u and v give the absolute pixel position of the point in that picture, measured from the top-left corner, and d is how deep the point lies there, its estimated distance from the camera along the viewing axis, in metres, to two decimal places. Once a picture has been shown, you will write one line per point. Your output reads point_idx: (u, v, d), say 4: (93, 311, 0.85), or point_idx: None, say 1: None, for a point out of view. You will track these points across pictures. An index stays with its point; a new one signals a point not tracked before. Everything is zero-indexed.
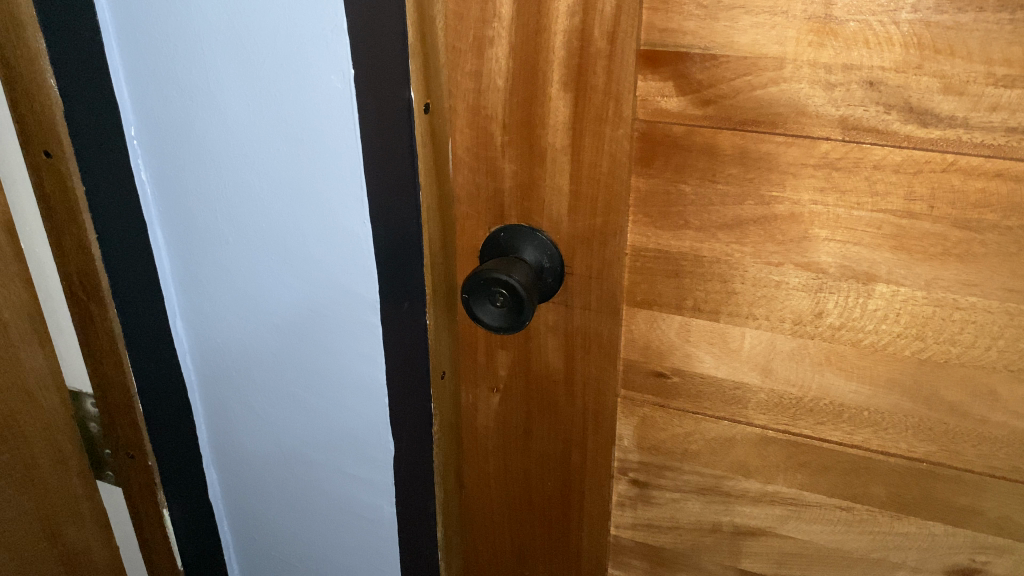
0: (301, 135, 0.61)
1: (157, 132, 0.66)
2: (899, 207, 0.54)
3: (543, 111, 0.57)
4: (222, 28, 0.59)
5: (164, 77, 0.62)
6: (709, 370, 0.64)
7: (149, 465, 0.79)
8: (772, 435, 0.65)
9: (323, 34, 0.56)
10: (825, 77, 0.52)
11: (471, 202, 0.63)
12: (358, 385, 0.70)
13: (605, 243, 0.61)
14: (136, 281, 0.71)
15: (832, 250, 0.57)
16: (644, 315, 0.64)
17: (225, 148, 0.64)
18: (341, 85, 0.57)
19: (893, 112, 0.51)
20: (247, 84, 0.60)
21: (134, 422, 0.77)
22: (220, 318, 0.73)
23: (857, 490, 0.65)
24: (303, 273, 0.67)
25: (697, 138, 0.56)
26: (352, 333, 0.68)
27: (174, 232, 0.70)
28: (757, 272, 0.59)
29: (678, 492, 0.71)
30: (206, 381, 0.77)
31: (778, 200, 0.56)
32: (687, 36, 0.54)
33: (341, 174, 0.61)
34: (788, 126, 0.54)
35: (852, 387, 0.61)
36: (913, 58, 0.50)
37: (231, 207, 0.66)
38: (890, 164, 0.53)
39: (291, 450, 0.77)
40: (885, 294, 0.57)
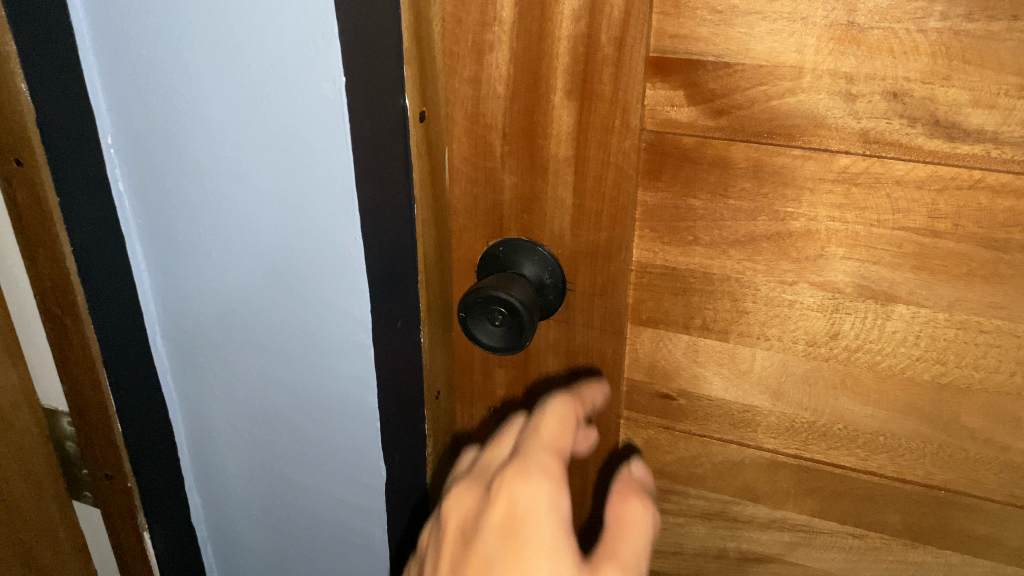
0: (288, 144, 0.54)
1: (138, 140, 0.59)
2: (921, 225, 0.51)
3: (546, 121, 0.54)
4: (200, 27, 0.51)
5: (142, 80, 0.56)
6: (717, 393, 0.61)
7: (129, 487, 0.71)
8: (783, 460, 0.62)
9: (312, 38, 0.49)
10: (845, 88, 0.49)
11: (469, 214, 0.60)
12: (351, 413, 0.63)
13: (610, 259, 0.58)
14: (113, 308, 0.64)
15: (849, 269, 0.54)
16: (649, 334, 0.61)
17: (210, 160, 0.57)
18: (332, 94, 0.50)
19: (917, 125, 0.49)
20: (229, 86, 0.53)
21: (112, 443, 0.69)
22: (205, 340, 0.66)
23: (869, 517, 0.62)
24: (291, 293, 0.60)
25: (708, 150, 0.54)
26: (345, 360, 0.61)
27: (155, 246, 0.63)
28: (769, 291, 0.57)
29: (683, 517, 0.68)
30: (190, 409, 0.71)
31: (793, 216, 0.54)
32: (700, 43, 0.51)
33: (332, 186, 0.54)
34: (805, 139, 0.51)
35: (867, 412, 0.58)
36: (940, 68, 0.47)
37: (215, 223, 0.59)
38: (912, 180, 0.50)
39: (278, 480, 0.71)
40: (905, 316, 0.54)
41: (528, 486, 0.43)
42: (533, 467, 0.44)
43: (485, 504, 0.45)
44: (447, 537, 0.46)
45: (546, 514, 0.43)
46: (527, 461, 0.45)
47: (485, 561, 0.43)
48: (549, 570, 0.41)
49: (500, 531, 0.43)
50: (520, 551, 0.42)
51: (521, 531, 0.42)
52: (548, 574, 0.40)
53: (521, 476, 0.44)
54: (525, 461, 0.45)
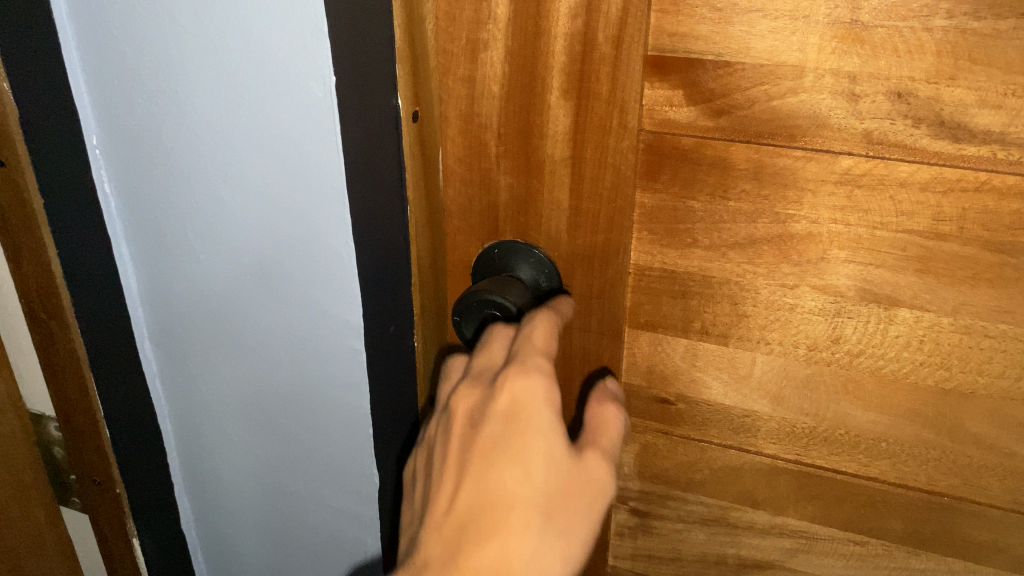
0: (277, 146, 0.52)
1: (126, 140, 0.57)
2: (925, 227, 0.50)
3: (542, 121, 0.53)
4: (185, 27, 0.50)
5: (128, 79, 0.54)
6: (716, 397, 0.60)
7: (117, 493, 0.71)
8: (783, 465, 0.61)
9: (302, 37, 0.48)
10: (848, 87, 0.48)
11: (463, 216, 0.59)
12: (343, 418, 0.62)
13: (608, 261, 0.57)
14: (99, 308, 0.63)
15: (851, 272, 0.53)
16: (647, 338, 0.60)
17: (200, 159, 0.55)
18: (322, 94, 0.49)
19: (922, 126, 0.47)
20: (216, 87, 0.52)
21: (101, 449, 0.69)
22: (196, 345, 0.64)
23: (871, 524, 0.61)
24: (280, 297, 0.58)
25: (707, 151, 0.52)
26: (336, 363, 0.60)
27: (143, 249, 0.62)
28: (770, 294, 0.55)
29: (682, 523, 0.67)
30: (179, 414, 0.69)
31: (794, 218, 0.52)
32: (699, 41, 0.49)
33: (324, 188, 0.53)
34: (807, 140, 0.50)
35: (869, 417, 0.57)
36: (946, 67, 0.45)
37: (206, 224, 0.58)
38: (917, 182, 0.49)
39: (270, 486, 0.69)
40: (908, 320, 0.53)
41: (529, 379, 0.49)
42: (531, 369, 0.49)
43: (486, 397, 0.50)
44: (449, 425, 0.51)
45: (543, 404, 0.48)
46: (525, 362, 0.50)
47: (489, 443, 0.48)
48: (548, 448, 0.48)
49: (503, 419, 0.49)
50: (522, 432, 0.48)
51: (524, 418, 0.48)
52: (546, 446, 0.48)
53: (521, 372, 0.49)
54: (521, 362, 0.50)
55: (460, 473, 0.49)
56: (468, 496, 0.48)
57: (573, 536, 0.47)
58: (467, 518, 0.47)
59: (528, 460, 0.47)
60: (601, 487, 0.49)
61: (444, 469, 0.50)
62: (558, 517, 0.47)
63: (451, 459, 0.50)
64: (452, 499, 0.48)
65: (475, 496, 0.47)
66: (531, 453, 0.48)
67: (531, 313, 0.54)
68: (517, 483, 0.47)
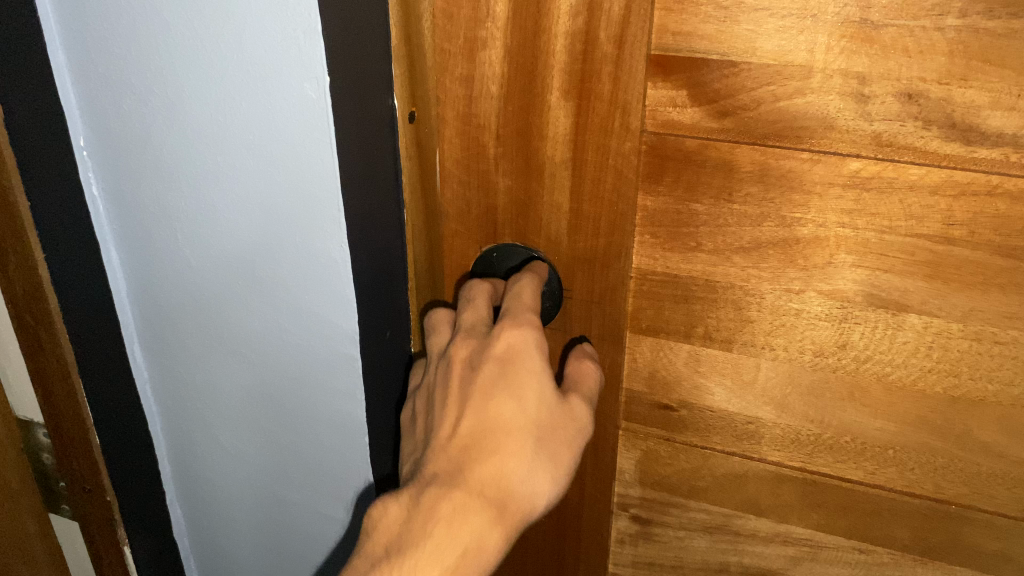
0: (269, 148, 0.51)
1: (112, 143, 0.56)
2: (935, 232, 0.49)
3: (541, 122, 0.52)
4: (176, 25, 0.48)
5: (116, 79, 0.52)
6: (720, 404, 0.59)
7: (107, 501, 0.68)
8: (788, 473, 0.60)
9: (294, 37, 0.46)
10: (857, 89, 0.46)
11: (461, 219, 0.58)
12: (337, 426, 0.61)
13: (609, 265, 0.56)
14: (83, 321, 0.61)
15: (858, 277, 0.52)
16: (649, 343, 0.59)
17: (188, 162, 0.54)
18: (314, 95, 0.47)
19: (932, 128, 0.46)
20: (205, 87, 0.50)
21: (91, 458, 0.67)
22: (185, 350, 0.63)
23: (876, 532, 0.60)
24: (273, 302, 0.57)
25: (711, 153, 0.51)
26: (332, 373, 0.58)
27: (132, 252, 0.60)
28: (775, 299, 0.54)
29: (683, 530, 0.66)
30: (170, 421, 0.68)
31: (801, 221, 0.51)
32: (704, 40, 0.48)
33: (316, 193, 0.51)
34: (813, 142, 0.49)
35: (876, 424, 0.56)
36: (958, 67, 0.44)
37: (195, 228, 0.56)
38: (927, 185, 0.48)
39: (263, 493, 0.68)
40: (916, 326, 0.52)
41: (523, 326, 0.52)
42: (526, 318, 0.52)
43: (481, 344, 0.53)
44: (444, 370, 0.54)
45: (534, 349, 0.52)
46: (518, 312, 0.53)
47: (485, 382, 0.52)
48: (539, 387, 0.52)
49: (500, 361, 0.52)
50: (517, 372, 0.52)
51: (519, 360, 0.52)
52: (539, 385, 0.52)
53: (516, 319, 0.52)
54: (514, 314, 0.53)
55: (457, 410, 0.52)
56: (467, 424, 0.51)
57: (561, 463, 0.51)
58: (466, 442, 0.51)
59: (521, 394, 0.51)
60: (583, 427, 0.53)
61: (441, 408, 0.53)
62: (548, 444, 0.51)
63: (448, 399, 0.53)
64: (451, 429, 0.51)
65: (474, 425, 0.51)
66: (525, 389, 0.51)
67: (518, 275, 0.56)
68: (513, 413, 0.51)
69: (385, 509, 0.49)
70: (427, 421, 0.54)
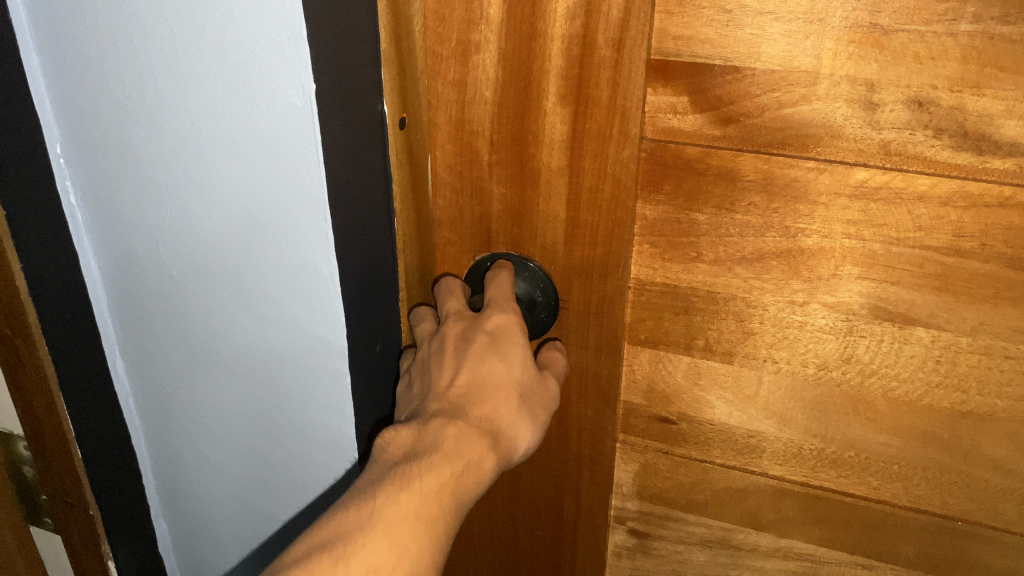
0: (252, 157, 0.49)
1: (90, 149, 0.54)
2: (944, 244, 0.47)
3: (537, 128, 0.50)
4: (155, 29, 0.46)
5: (93, 84, 0.50)
6: (720, 417, 0.57)
7: (91, 515, 0.66)
8: (790, 487, 0.58)
9: (278, 41, 0.44)
10: (865, 96, 0.45)
11: (454, 227, 0.56)
12: (326, 441, 0.59)
13: (606, 275, 0.54)
14: (61, 333, 0.59)
15: (864, 289, 0.50)
16: (647, 355, 0.57)
17: (168, 170, 0.52)
18: (300, 102, 0.45)
19: (943, 137, 0.44)
20: (185, 94, 0.48)
21: (73, 471, 0.64)
22: (169, 360, 0.61)
23: (879, 547, 0.58)
24: (259, 314, 0.55)
25: (713, 161, 0.49)
26: (319, 386, 0.56)
27: (113, 260, 0.58)
28: (777, 312, 0.52)
29: (682, 544, 0.64)
30: (154, 431, 0.67)
31: (805, 232, 0.49)
32: (705, 45, 0.46)
33: (302, 203, 0.49)
34: (819, 150, 0.47)
35: (881, 439, 0.54)
36: (971, 75, 0.42)
37: (177, 238, 0.54)
38: (937, 196, 0.46)
39: (249, 507, 0.66)
40: (924, 339, 0.50)
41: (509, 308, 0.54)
42: (511, 305, 0.54)
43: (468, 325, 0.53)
44: (433, 344, 0.54)
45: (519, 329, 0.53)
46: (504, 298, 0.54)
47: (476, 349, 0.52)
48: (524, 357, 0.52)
49: (492, 331, 0.53)
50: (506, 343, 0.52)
51: (513, 328, 0.53)
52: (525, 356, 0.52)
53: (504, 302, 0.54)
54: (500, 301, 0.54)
55: (449, 371, 0.52)
56: (462, 378, 0.52)
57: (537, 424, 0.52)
58: (461, 394, 0.51)
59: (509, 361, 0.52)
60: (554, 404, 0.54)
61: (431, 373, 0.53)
62: (534, 405, 0.52)
63: (439, 365, 0.52)
64: (445, 386, 0.52)
65: (468, 380, 0.51)
66: (518, 349, 0.52)
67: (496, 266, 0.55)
68: (505, 371, 0.52)
69: (391, 433, 0.48)
70: (414, 394, 0.53)
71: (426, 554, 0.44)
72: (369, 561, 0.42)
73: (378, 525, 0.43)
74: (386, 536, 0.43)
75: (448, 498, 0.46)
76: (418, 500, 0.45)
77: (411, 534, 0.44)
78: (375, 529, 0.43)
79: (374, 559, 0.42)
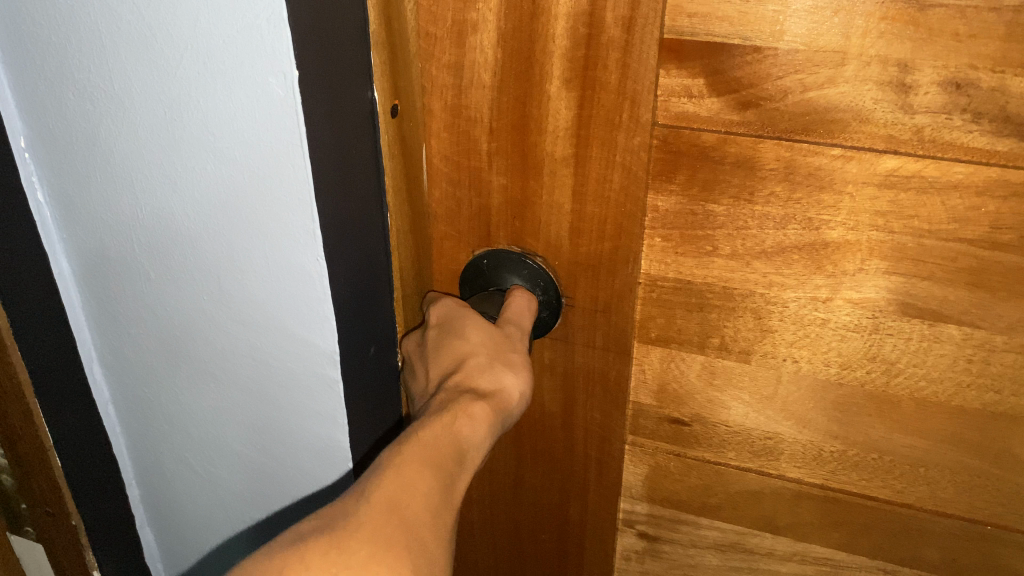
0: (231, 151, 0.45)
1: (55, 143, 0.50)
2: (981, 236, 0.44)
3: (540, 113, 0.46)
4: (122, 12, 0.42)
5: (55, 73, 0.46)
6: (736, 418, 0.54)
7: (73, 525, 0.64)
8: (808, 491, 0.55)
9: (257, 24, 0.40)
10: (898, 78, 0.41)
11: (451, 220, 0.53)
12: (316, 451, 0.56)
13: (614, 270, 0.51)
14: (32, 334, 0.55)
15: (892, 285, 0.46)
16: (658, 353, 0.54)
17: (141, 166, 0.48)
18: (282, 92, 0.41)
19: (983, 122, 0.41)
20: (157, 85, 0.44)
21: (53, 481, 0.61)
22: (148, 363, 0.58)
23: (902, 553, 0.56)
24: (242, 318, 0.52)
25: (731, 148, 0.45)
26: (309, 394, 0.53)
27: (85, 259, 0.55)
28: (798, 309, 0.49)
29: (694, 548, 0.61)
30: (137, 438, 0.64)
31: (829, 224, 0.46)
32: (723, 23, 0.42)
33: (287, 201, 0.45)
34: (846, 136, 0.43)
35: (906, 441, 0.51)
36: (1015, 54, 0.38)
37: (151, 237, 0.51)
38: (973, 185, 0.42)
39: (238, 514, 0.63)
40: (956, 338, 0.47)
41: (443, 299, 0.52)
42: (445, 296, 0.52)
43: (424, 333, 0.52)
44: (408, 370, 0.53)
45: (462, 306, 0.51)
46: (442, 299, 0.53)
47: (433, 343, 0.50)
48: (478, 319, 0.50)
49: (441, 322, 0.51)
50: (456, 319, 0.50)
51: (455, 308, 0.51)
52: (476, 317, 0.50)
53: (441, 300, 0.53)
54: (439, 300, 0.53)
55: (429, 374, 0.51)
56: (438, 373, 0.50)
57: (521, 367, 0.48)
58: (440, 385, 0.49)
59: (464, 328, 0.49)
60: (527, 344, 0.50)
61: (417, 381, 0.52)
62: (505, 357, 0.48)
63: (419, 378, 0.52)
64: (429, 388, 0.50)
65: (441, 371, 0.49)
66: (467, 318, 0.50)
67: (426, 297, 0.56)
68: (464, 342, 0.49)
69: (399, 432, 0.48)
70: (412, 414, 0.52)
71: (439, 499, 0.39)
72: (387, 498, 0.38)
73: (390, 467, 0.39)
74: (398, 473, 0.39)
75: (447, 446, 0.42)
76: (422, 447, 0.41)
77: (421, 476, 0.39)
78: (387, 472, 0.39)
79: (393, 495, 0.38)
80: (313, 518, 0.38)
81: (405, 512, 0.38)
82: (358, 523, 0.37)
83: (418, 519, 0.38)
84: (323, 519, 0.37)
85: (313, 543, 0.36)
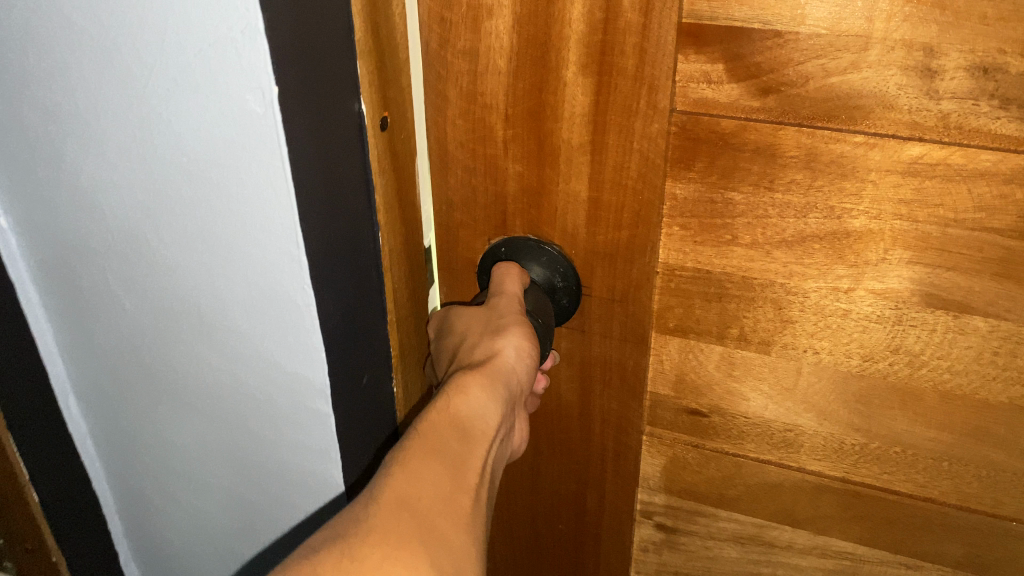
0: (206, 173, 0.44)
1: (23, 169, 0.48)
2: (1009, 225, 0.42)
3: (556, 100, 0.46)
4: (88, 36, 0.41)
5: (20, 97, 0.45)
6: (756, 410, 0.54)
7: (53, 562, 0.64)
8: (828, 484, 0.54)
9: (231, 40, 0.38)
10: (924, 63, 0.40)
11: (467, 207, 0.52)
12: (306, 469, 0.55)
13: (631, 260, 0.50)
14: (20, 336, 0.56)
15: (916, 276, 0.45)
16: (676, 344, 0.53)
17: (114, 190, 0.47)
18: (261, 109, 0.40)
19: (1011, 108, 0.39)
20: (129, 108, 0.43)
21: (32, 518, 0.62)
22: (124, 379, 0.57)
23: (925, 548, 0.55)
24: (225, 340, 0.51)
25: (751, 136, 0.44)
26: (297, 414, 0.52)
27: (51, 278, 0.54)
28: (820, 299, 0.48)
29: (712, 540, 0.61)
30: (112, 457, 0.63)
31: (852, 213, 0.45)
32: (743, 6, 0.41)
33: (268, 224, 0.44)
34: (870, 123, 0.42)
35: (929, 434, 0.50)
36: None
37: (129, 259, 0.50)
38: (1001, 173, 0.41)
39: (231, 522, 0.62)
40: (982, 329, 0.46)
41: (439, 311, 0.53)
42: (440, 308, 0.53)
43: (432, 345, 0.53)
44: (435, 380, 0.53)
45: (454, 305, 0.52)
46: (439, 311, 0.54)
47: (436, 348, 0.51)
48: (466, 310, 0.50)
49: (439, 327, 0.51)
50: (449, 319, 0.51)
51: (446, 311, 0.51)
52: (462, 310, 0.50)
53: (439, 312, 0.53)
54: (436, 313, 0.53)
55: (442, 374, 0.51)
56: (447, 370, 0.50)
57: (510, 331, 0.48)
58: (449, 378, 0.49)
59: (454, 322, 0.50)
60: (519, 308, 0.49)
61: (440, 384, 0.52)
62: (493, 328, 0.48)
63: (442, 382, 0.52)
64: None
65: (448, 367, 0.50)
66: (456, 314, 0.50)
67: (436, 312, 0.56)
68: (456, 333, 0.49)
69: None
70: None
71: (449, 486, 0.39)
72: (397, 494, 0.37)
73: (396, 463, 0.39)
74: (404, 468, 0.38)
75: (446, 428, 0.42)
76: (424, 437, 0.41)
77: (426, 466, 0.39)
78: (392, 469, 0.38)
79: (403, 491, 0.37)
80: (322, 528, 0.36)
81: (417, 506, 0.37)
82: (371, 523, 0.35)
83: (429, 509, 0.37)
84: (335, 526, 0.36)
85: (327, 550, 0.34)
